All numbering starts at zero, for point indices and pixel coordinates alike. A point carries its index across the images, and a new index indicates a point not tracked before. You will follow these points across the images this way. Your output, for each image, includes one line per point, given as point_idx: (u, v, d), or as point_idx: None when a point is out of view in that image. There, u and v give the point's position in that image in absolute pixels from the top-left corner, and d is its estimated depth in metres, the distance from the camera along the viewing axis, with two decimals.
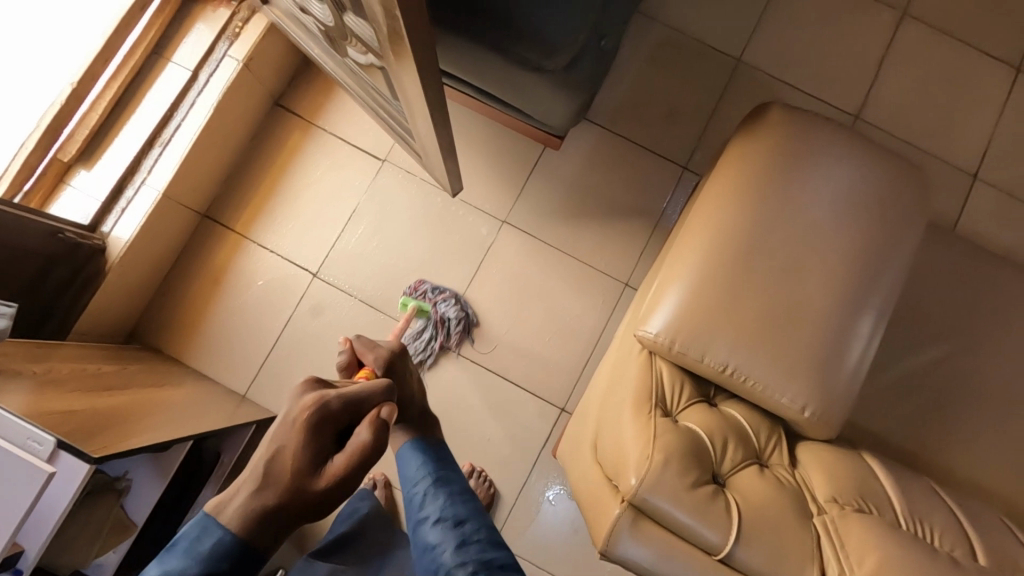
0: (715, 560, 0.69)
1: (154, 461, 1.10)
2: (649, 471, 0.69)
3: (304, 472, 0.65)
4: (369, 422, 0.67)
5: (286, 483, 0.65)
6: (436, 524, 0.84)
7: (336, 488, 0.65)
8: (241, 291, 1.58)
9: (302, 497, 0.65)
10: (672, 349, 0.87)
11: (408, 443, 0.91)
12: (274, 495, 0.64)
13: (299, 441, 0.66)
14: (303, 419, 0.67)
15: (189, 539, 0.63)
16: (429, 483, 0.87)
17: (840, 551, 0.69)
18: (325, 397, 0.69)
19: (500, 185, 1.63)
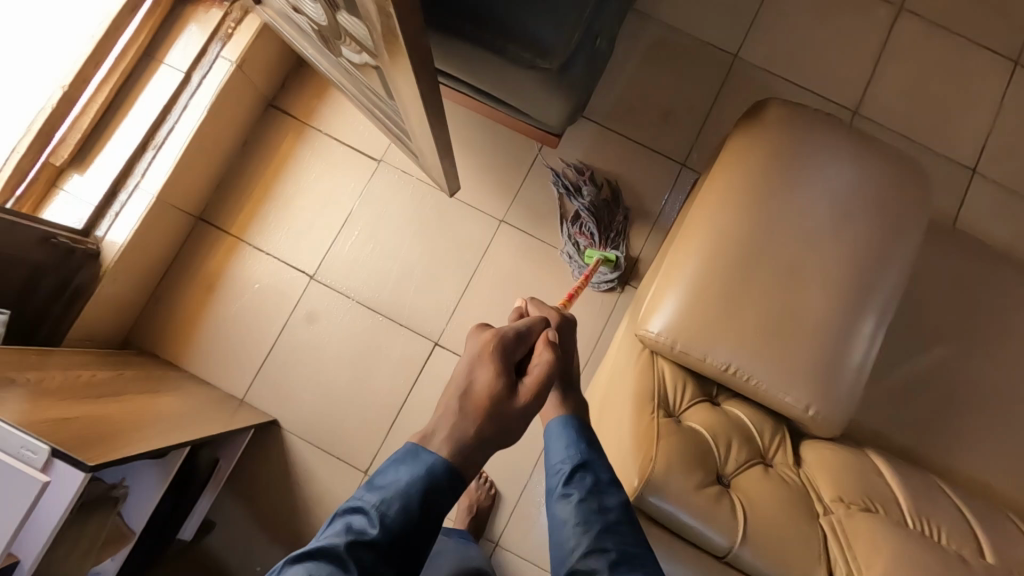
0: (718, 559, 0.69)
1: (149, 469, 1.08)
2: (652, 473, 0.70)
3: (505, 397, 0.71)
4: (547, 345, 0.76)
5: (490, 407, 0.70)
6: (580, 513, 0.66)
7: (535, 404, 0.72)
8: (237, 294, 1.56)
9: (501, 417, 0.71)
10: (674, 349, 0.86)
11: (562, 418, 0.74)
12: (475, 423, 0.69)
13: (491, 369, 0.72)
14: (493, 349, 0.73)
15: (407, 465, 0.68)
16: (573, 466, 0.69)
17: (846, 552, 0.68)
18: (501, 332, 0.74)
19: (498, 184, 1.62)
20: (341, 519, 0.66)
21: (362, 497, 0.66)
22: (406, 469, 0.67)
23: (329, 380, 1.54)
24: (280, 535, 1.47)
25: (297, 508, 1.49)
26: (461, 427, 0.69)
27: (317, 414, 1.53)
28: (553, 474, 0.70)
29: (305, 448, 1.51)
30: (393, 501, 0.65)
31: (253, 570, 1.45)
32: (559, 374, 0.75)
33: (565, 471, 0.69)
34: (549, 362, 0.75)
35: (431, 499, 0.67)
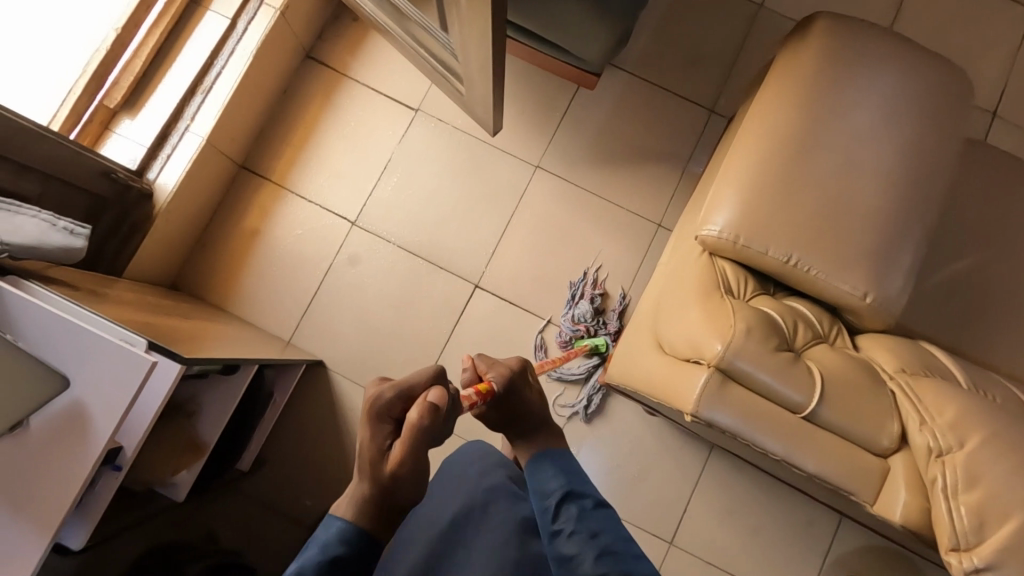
0: (798, 419, 0.72)
1: (219, 384, 1.11)
2: (734, 338, 0.72)
3: (376, 461, 0.67)
4: (420, 404, 0.66)
5: (372, 469, 0.67)
6: (572, 536, 0.78)
7: (399, 471, 0.66)
8: (281, 240, 1.60)
9: (372, 476, 0.67)
10: (736, 244, 0.90)
11: (539, 454, 0.88)
12: (367, 486, 0.68)
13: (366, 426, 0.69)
14: (369, 412, 0.69)
15: (321, 536, 0.68)
16: (562, 494, 0.82)
17: (920, 406, 0.74)
18: (380, 389, 0.70)
19: (532, 131, 1.65)
20: None
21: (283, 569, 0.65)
22: (324, 535, 0.68)
23: (373, 322, 1.59)
24: (328, 470, 1.52)
25: (343, 446, 1.54)
26: (359, 490, 0.68)
27: (362, 354, 1.57)
28: (544, 503, 0.82)
29: (352, 386, 1.56)
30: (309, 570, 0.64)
31: (303, 504, 1.50)
32: (434, 437, 0.67)
33: (555, 498, 0.81)
34: (425, 422, 0.66)
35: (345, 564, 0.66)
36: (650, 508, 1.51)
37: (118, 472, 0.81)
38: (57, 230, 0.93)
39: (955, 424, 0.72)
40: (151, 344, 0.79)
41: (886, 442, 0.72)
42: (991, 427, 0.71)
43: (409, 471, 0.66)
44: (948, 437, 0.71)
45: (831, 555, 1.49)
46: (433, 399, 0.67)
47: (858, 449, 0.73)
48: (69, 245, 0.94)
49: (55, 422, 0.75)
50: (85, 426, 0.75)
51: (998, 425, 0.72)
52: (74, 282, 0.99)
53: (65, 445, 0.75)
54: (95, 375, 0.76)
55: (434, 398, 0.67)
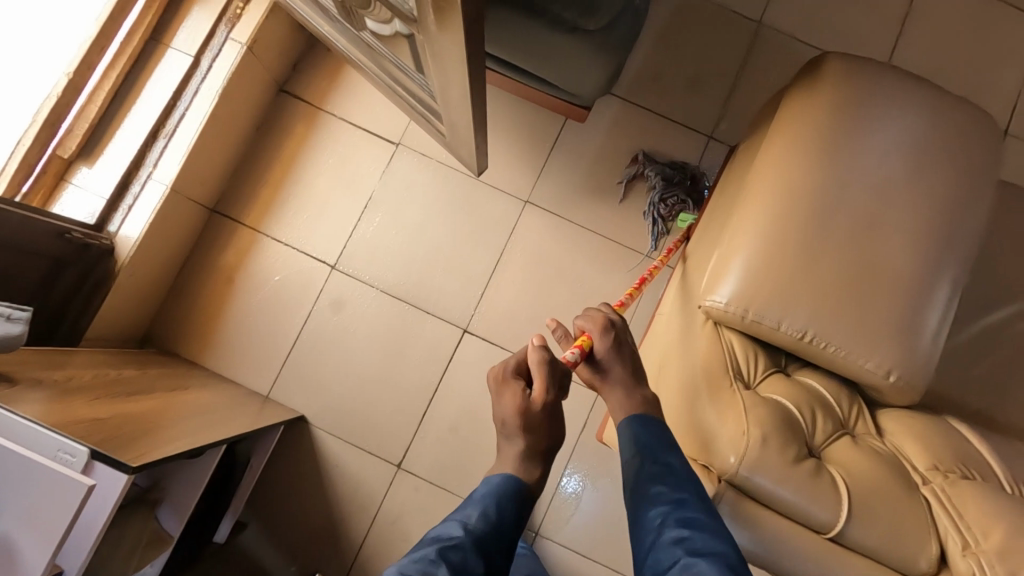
0: (824, 539, 0.67)
1: (186, 467, 1.02)
2: (747, 449, 0.68)
3: (520, 411, 0.86)
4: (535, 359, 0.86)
5: (525, 424, 0.86)
6: (665, 503, 0.68)
7: (532, 416, 0.86)
8: (257, 287, 1.51)
9: (529, 424, 0.86)
10: (745, 318, 0.81)
11: (627, 419, 0.78)
12: (516, 425, 0.86)
13: (508, 393, 0.87)
14: (506, 373, 0.90)
15: (480, 490, 0.82)
16: (652, 461, 0.72)
17: (961, 523, 0.66)
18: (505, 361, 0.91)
19: (521, 164, 1.56)
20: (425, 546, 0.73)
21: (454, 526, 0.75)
22: (489, 490, 0.81)
23: (358, 372, 1.50)
24: (314, 531, 1.44)
25: (330, 504, 1.45)
26: (505, 422, 0.87)
27: (346, 407, 1.48)
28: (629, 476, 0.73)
29: (336, 442, 1.47)
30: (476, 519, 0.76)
31: (289, 568, 1.41)
32: (561, 369, 0.87)
33: (635, 469, 0.72)
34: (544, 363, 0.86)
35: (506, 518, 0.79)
36: None
37: None
38: None
39: (1006, 551, 0.64)
40: (91, 456, 0.70)
41: (925, 564, 0.67)
42: None
43: (549, 408, 0.87)
44: (997, 566, 0.63)
45: None
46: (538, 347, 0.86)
47: (893, 572, 0.67)
48: (5, 334, 0.85)
49: None
50: (15, 559, 0.67)
51: None
52: (15, 370, 0.90)
53: None
54: (25, 504, 0.66)
55: (545, 351, 0.86)
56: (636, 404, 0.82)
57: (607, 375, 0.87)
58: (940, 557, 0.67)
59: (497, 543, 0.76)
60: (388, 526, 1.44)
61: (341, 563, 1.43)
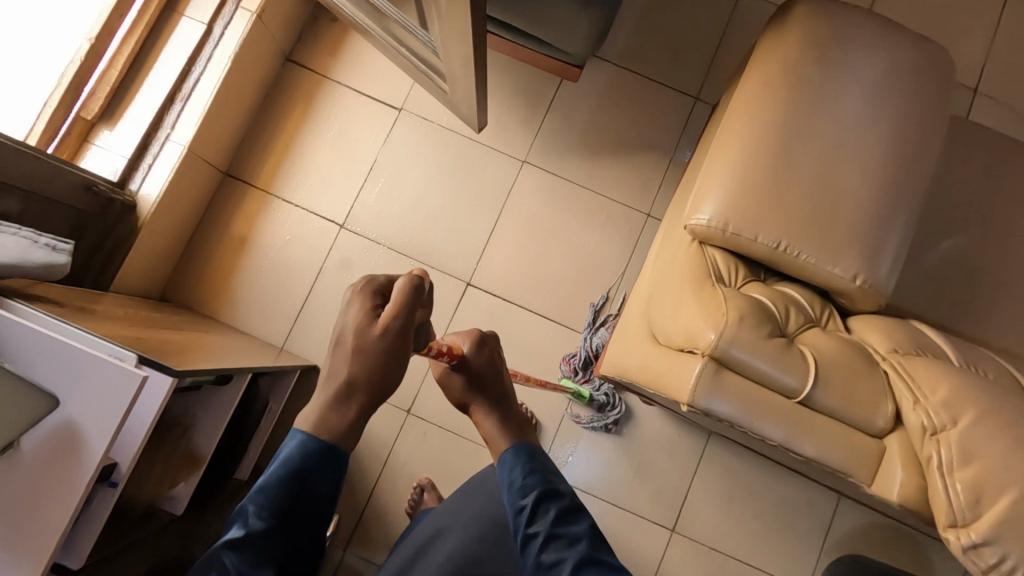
0: (793, 404, 0.72)
1: (214, 395, 1.09)
2: (726, 326, 0.73)
3: (357, 334, 0.66)
4: (397, 288, 0.66)
5: (359, 347, 0.66)
6: (549, 544, 0.71)
7: (369, 356, 0.66)
8: (269, 246, 1.59)
9: (366, 353, 0.66)
10: (726, 232, 0.90)
11: (509, 450, 0.80)
12: (344, 372, 0.67)
13: (359, 306, 0.67)
14: (362, 287, 0.68)
15: (282, 451, 0.65)
16: (535, 499, 0.74)
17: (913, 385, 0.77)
18: (373, 276, 0.69)
19: (517, 126, 1.65)
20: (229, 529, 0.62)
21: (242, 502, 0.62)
22: (282, 451, 0.65)
23: None
24: None
25: None
26: (337, 384, 0.67)
27: None
28: (519, 512, 0.74)
29: None
30: (265, 494, 0.62)
31: None
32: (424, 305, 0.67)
33: (529, 506, 0.73)
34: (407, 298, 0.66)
35: (309, 474, 0.64)
36: (651, 494, 1.52)
37: (114, 488, 0.80)
38: (40, 247, 0.92)
39: (950, 400, 0.74)
40: (140, 358, 0.78)
41: (881, 422, 0.71)
42: (984, 402, 0.74)
43: (393, 340, 0.66)
44: (942, 413, 0.74)
45: (832, 533, 1.51)
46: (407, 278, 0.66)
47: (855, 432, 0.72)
48: (52, 262, 0.92)
49: (48, 443, 0.73)
50: (77, 444, 0.74)
51: (986, 398, 0.74)
52: (60, 298, 0.98)
53: (59, 466, 0.74)
54: (83, 394, 0.74)
55: (416, 279, 0.66)
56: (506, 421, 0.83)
57: (467, 376, 0.84)
58: (896, 416, 0.72)
59: (300, 503, 0.63)
60: (399, 470, 1.53)
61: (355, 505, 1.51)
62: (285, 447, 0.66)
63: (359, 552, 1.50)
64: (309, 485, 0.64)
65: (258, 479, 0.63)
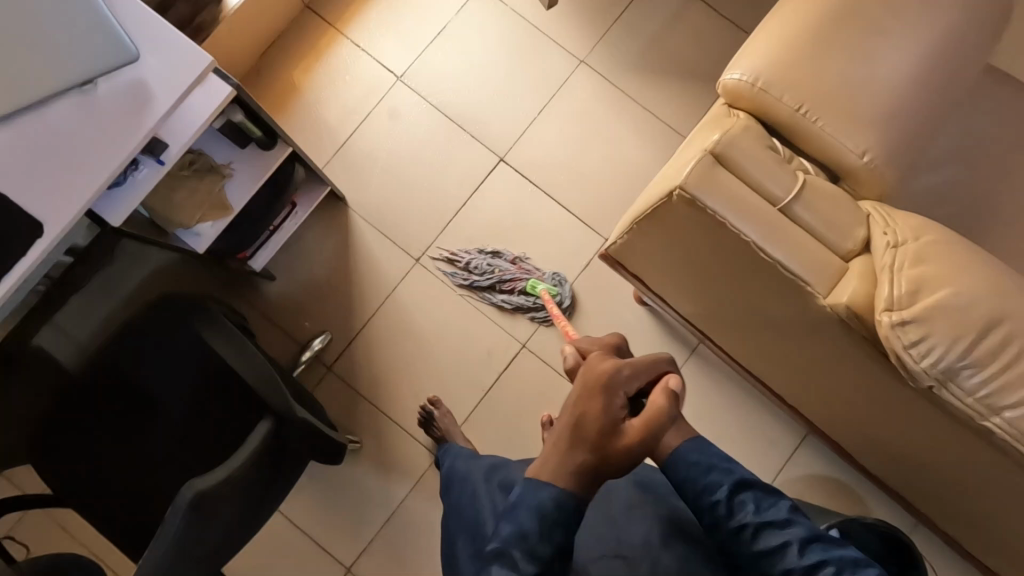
0: (774, 209, 0.78)
1: (255, 157, 1.19)
2: (732, 128, 0.79)
3: (609, 432, 0.75)
4: (665, 380, 0.80)
5: (574, 437, 0.75)
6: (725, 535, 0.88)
7: (644, 447, 0.75)
8: (328, 80, 1.68)
9: (606, 451, 0.74)
10: (755, 87, 0.95)
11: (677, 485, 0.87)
12: (593, 458, 0.74)
13: (599, 405, 0.76)
14: (597, 384, 0.77)
15: (530, 498, 0.75)
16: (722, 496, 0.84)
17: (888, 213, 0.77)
18: (617, 367, 0.78)
19: (584, 28, 1.72)
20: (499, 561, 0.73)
21: (500, 532, 0.74)
22: (538, 493, 0.74)
23: (398, 174, 1.66)
24: (330, 299, 1.62)
25: (349, 281, 1.62)
26: (586, 460, 0.74)
27: (383, 201, 1.65)
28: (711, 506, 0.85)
29: (368, 228, 1.64)
30: (528, 526, 0.73)
31: (302, 325, 1.60)
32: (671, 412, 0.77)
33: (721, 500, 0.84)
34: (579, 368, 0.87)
35: (563, 517, 0.74)
36: None
37: (160, 167, 0.91)
38: None
39: (916, 226, 0.74)
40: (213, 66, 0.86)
41: (849, 243, 0.77)
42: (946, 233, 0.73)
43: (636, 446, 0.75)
44: (908, 232, 0.73)
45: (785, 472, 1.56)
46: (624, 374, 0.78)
47: (817, 242, 0.77)
48: None
49: (119, 95, 0.83)
50: (141, 101, 0.83)
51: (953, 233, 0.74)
52: None
53: (122, 113, 0.83)
54: (158, 63, 0.84)
55: (660, 355, 0.84)
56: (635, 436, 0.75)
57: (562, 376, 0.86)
58: (865, 241, 0.77)
59: (570, 520, 0.75)
60: (394, 313, 1.62)
61: (348, 331, 1.61)
62: (533, 491, 0.75)
63: (342, 374, 1.60)
64: (561, 522, 0.74)
65: (511, 519, 0.75)
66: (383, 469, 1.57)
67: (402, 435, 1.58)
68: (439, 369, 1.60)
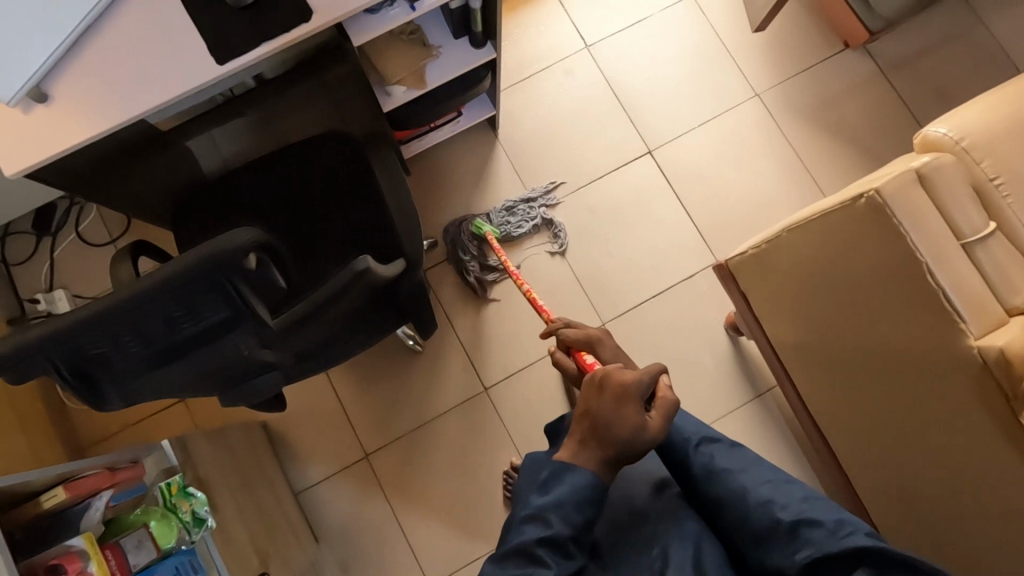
0: (957, 243, 0.81)
1: (462, 50, 1.29)
2: (941, 159, 0.83)
3: (638, 432, 0.80)
4: (656, 376, 0.85)
5: (614, 438, 0.79)
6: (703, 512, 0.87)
7: (661, 435, 0.83)
8: (523, 24, 1.79)
9: (631, 446, 0.80)
10: (957, 145, 0.98)
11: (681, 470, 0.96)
12: (612, 452, 0.79)
13: (632, 407, 0.81)
14: (610, 386, 0.82)
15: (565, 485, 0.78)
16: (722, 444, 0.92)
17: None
18: (630, 376, 0.83)
19: (769, 65, 1.78)
20: (525, 528, 0.76)
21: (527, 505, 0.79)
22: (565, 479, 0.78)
23: (552, 128, 1.74)
24: (449, 211, 1.70)
25: (471, 203, 1.71)
26: (608, 455, 0.80)
27: (529, 146, 1.74)
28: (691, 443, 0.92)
29: (506, 164, 1.73)
30: (563, 512, 0.77)
31: None
32: (674, 408, 0.85)
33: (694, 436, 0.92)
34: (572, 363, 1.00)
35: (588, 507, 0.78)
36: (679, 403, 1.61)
37: (410, 13, 1.01)
38: None
39: None
40: None
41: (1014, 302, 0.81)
42: None
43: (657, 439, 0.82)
44: None
45: None
46: (635, 377, 0.83)
47: (986, 290, 0.81)
48: None
49: None
50: None
51: None
52: None
53: None
54: None
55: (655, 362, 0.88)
56: (661, 427, 0.83)
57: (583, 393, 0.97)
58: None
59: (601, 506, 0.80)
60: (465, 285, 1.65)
61: (452, 247, 1.69)
62: (564, 473, 0.79)
63: (431, 281, 1.67)
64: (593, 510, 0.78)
65: (544, 492, 0.79)
66: (434, 380, 1.63)
67: (461, 357, 1.63)
68: (518, 313, 1.65)
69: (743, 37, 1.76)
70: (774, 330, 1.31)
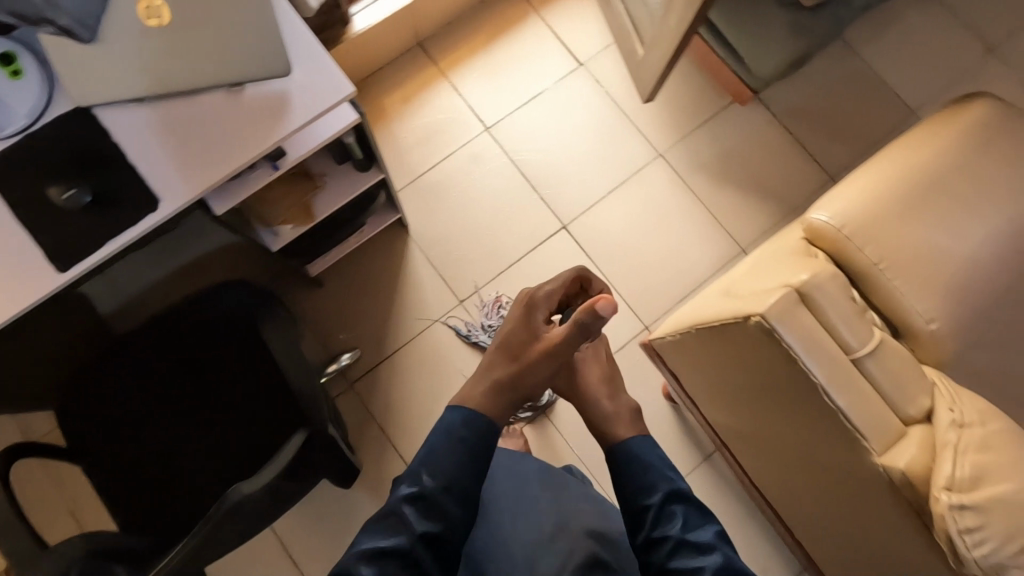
0: (847, 359, 0.80)
1: (347, 175, 1.24)
2: (821, 273, 0.82)
3: (530, 338, 0.87)
4: (564, 281, 0.90)
5: (504, 351, 0.88)
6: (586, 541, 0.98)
7: (559, 348, 0.83)
8: (420, 113, 1.77)
9: (529, 368, 0.86)
10: (839, 233, 0.99)
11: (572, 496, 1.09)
12: (509, 375, 0.86)
13: (538, 315, 0.89)
14: (520, 305, 0.91)
15: (427, 466, 0.80)
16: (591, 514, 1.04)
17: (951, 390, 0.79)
18: (533, 291, 0.91)
19: (669, 125, 1.80)
20: (381, 528, 0.77)
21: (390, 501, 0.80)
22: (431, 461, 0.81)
23: (464, 216, 1.72)
24: (370, 317, 1.64)
25: (392, 305, 1.65)
26: (502, 381, 0.86)
27: (443, 237, 1.70)
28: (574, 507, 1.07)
29: (421, 259, 1.68)
30: (432, 484, 0.79)
31: (336, 337, 1.62)
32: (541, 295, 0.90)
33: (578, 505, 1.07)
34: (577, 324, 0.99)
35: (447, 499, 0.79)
36: None
37: (273, 171, 0.96)
38: None
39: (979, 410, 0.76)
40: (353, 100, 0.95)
41: (913, 410, 0.79)
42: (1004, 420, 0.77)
43: (550, 352, 0.84)
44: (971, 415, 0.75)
45: None
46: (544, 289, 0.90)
47: (883, 404, 0.80)
48: None
49: (264, 103, 0.89)
50: (281, 112, 0.89)
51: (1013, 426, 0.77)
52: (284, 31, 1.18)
53: (260, 121, 0.88)
54: (307, 83, 0.90)
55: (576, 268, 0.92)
56: (556, 338, 0.83)
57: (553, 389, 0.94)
58: (927, 411, 0.80)
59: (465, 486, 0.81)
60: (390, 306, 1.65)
61: (377, 353, 1.63)
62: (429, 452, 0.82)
63: (361, 392, 1.61)
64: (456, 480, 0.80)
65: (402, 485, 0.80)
66: (377, 498, 1.55)
67: (403, 471, 1.56)
68: None
69: (638, 102, 1.78)
70: (707, 410, 1.29)
